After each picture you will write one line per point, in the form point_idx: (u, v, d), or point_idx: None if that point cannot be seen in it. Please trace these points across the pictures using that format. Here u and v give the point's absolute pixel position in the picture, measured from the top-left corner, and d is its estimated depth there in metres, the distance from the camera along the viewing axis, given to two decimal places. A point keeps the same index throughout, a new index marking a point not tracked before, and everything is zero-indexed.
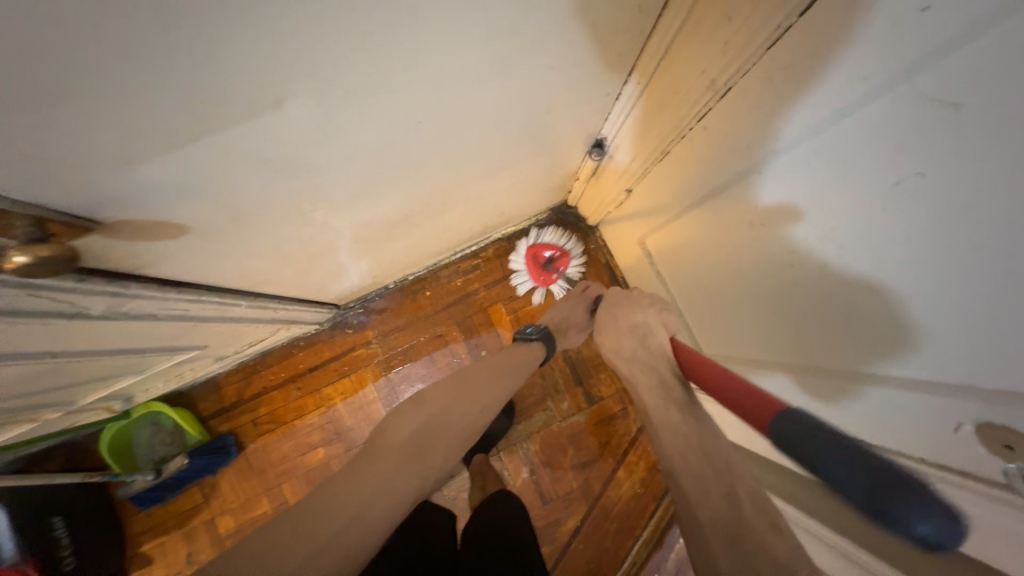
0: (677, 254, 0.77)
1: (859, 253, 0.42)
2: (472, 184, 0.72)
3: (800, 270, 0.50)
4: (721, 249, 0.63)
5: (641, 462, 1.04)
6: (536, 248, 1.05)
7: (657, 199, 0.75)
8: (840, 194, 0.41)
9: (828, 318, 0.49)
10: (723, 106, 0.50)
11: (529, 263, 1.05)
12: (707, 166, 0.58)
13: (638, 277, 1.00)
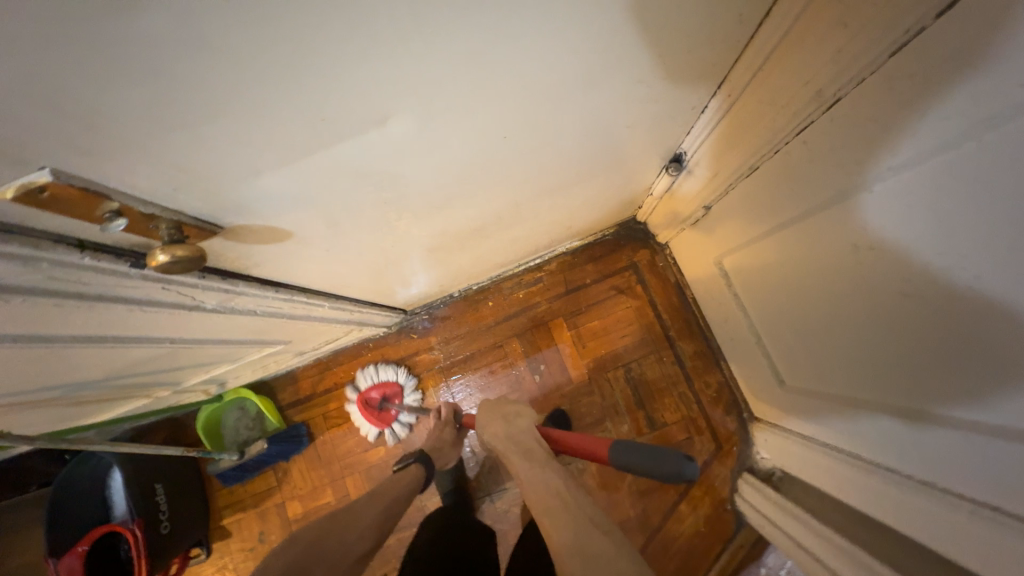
0: (761, 277, 0.71)
1: (1003, 295, 0.36)
2: (543, 198, 0.72)
3: (918, 306, 0.44)
4: (816, 274, 0.57)
5: (708, 498, 0.98)
6: (370, 390, 1.07)
7: (740, 218, 0.70)
8: (974, 225, 0.36)
9: (961, 364, 0.42)
10: (830, 118, 0.46)
11: (388, 412, 1.06)
12: (804, 183, 0.53)
13: (711, 298, 0.94)
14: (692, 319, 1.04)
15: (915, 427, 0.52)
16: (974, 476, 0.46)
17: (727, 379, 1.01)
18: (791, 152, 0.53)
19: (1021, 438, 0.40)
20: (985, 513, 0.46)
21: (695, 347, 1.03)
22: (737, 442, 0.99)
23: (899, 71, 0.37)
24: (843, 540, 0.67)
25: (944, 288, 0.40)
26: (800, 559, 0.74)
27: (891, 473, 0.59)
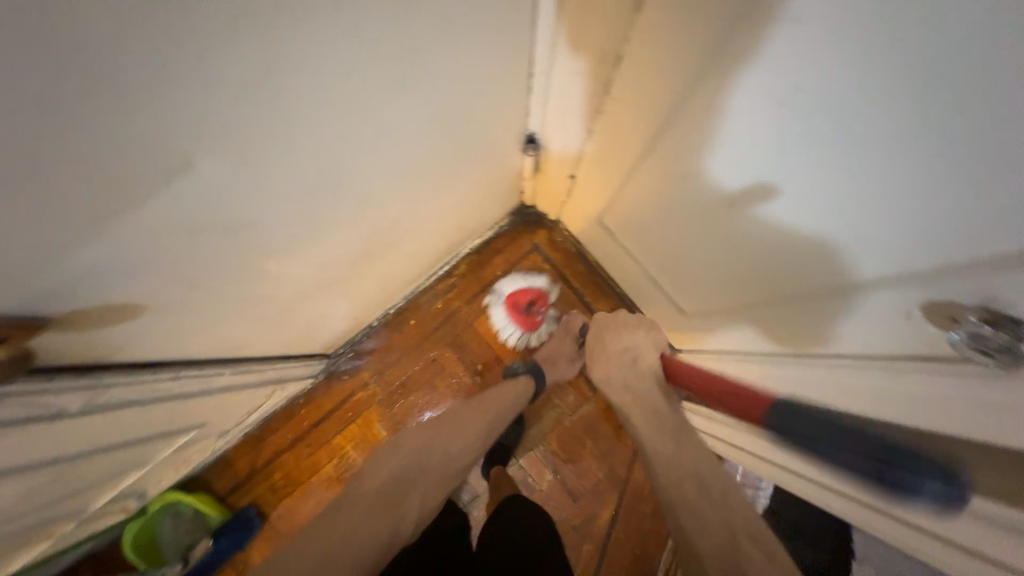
0: (634, 223, 0.79)
1: (794, 180, 0.43)
2: (418, 206, 0.74)
3: (749, 208, 0.51)
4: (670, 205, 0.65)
5: None
6: (517, 291, 1.07)
7: (599, 177, 0.77)
8: (756, 131, 0.43)
9: (788, 247, 0.50)
10: (624, 71, 0.52)
11: (511, 312, 1.08)
12: (630, 133, 0.60)
13: (607, 257, 1.02)
14: (600, 280, 1.11)
15: (779, 314, 0.60)
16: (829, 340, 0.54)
17: (645, 324, 1.09)
18: (611, 109, 0.59)
19: (842, 296, 0.47)
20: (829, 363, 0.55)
21: (610, 304, 1.11)
22: None
23: (652, 21, 0.44)
24: (751, 439, 0.73)
25: (757, 188, 0.48)
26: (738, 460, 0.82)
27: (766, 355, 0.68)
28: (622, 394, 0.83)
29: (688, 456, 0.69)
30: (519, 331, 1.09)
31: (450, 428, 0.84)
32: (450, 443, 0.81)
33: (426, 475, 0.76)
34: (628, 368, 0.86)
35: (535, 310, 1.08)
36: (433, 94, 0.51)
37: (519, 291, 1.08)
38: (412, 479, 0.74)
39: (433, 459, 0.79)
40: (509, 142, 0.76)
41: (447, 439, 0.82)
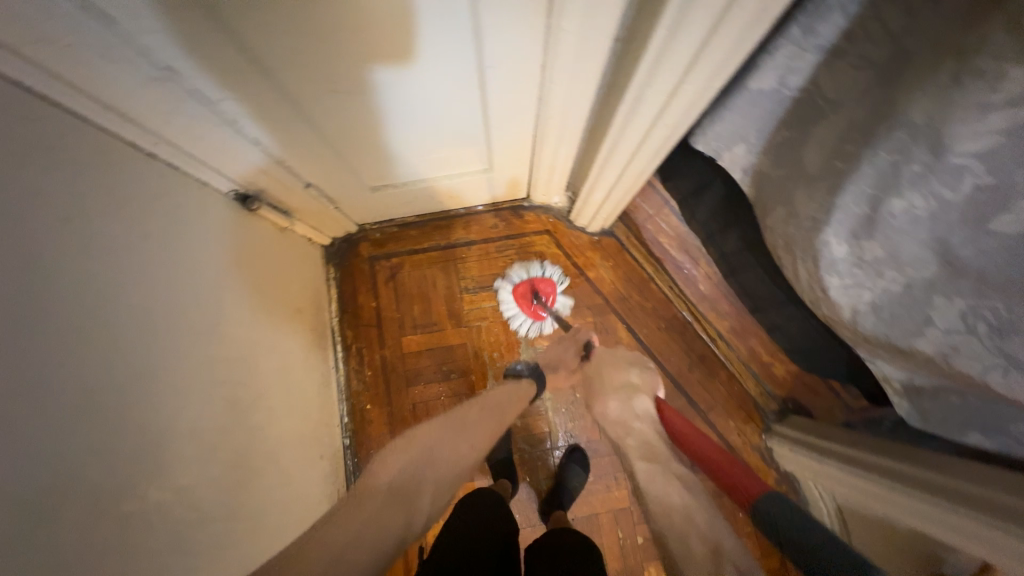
0: (374, 157, 0.82)
1: None
2: (229, 329, 0.70)
3: (375, 40, 0.55)
4: (357, 110, 0.68)
5: (587, 250, 1.15)
6: (524, 282, 1.09)
7: (316, 158, 0.77)
8: None
9: (424, 32, 0.55)
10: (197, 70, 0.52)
11: (517, 300, 1.08)
12: (269, 103, 0.61)
13: (413, 203, 1.04)
14: (435, 222, 1.15)
15: (497, 84, 0.67)
16: (532, 58, 0.61)
17: (494, 210, 1.15)
18: (238, 108, 0.60)
19: (482, 17, 0.54)
20: (547, 74, 0.63)
21: (460, 227, 1.15)
22: (547, 216, 1.16)
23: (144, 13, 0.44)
24: (601, 172, 0.83)
25: (348, 27, 0.52)
26: (623, 196, 0.91)
27: (537, 119, 0.75)
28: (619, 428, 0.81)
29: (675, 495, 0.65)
30: (534, 326, 1.08)
31: (458, 432, 0.68)
32: (456, 439, 0.67)
33: (433, 467, 0.61)
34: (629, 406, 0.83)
35: (545, 304, 1.08)
36: (99, 243, 0.48)
37: (538, 279, 1.09)
38: (415, 479, 0.57)
39: (447, 450, 0.64)
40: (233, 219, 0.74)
41: (460, 432, 0.69)
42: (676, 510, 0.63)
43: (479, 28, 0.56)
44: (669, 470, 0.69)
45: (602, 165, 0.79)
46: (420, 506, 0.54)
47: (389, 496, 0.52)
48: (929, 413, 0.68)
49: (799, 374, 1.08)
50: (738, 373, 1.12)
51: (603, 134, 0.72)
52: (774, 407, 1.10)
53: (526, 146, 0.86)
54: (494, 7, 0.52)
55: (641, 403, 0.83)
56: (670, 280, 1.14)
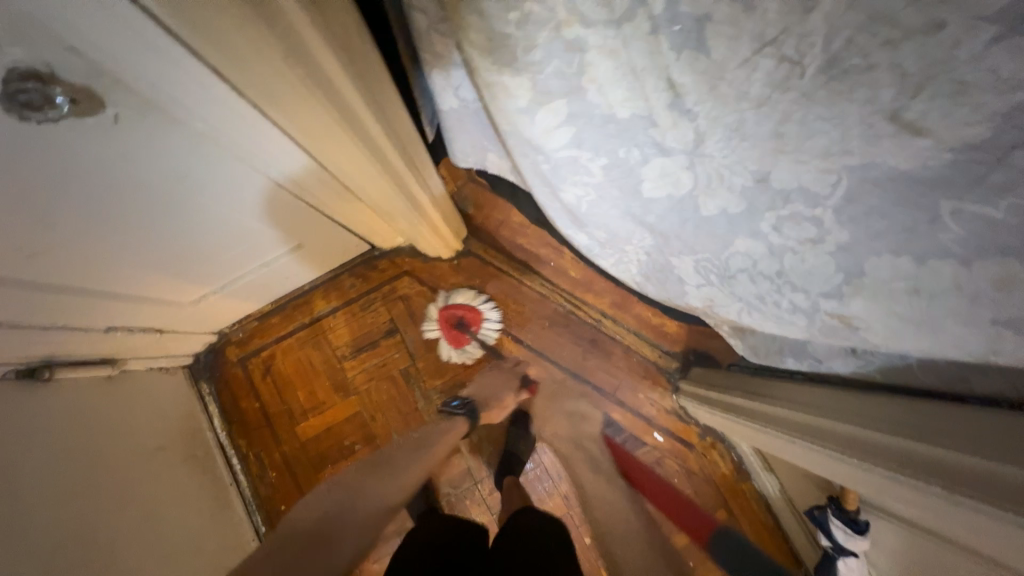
0: (166, 280, 0.79)
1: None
2: (71, 489, 0.68)
3: (55, 197, 0.50)
4: (100, 253, 0.62)
5: (448, 277, 1.13)
6: (449, 307, 1.09)
7: (101, 307, 0.74)
8: None
9: (101, 174, 0.50)
10: None
11: (443, 329, 1.09)
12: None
13: (251, 296, 1.02)
14: (290, 302, 1.12)
15: (227, 191, 0.64)
16: (236, 157, 0.57)
17: (346, 270, 1.13)
18: None
19: (151, 139, 0.49)
20: (265, 167, 0.61)
21: (318, 298, 1.12)
22: (399, 257, 1.13)
23: None
24: (392, 213, 0.81)
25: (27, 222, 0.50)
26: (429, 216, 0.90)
27: (295, 197, 0.73)
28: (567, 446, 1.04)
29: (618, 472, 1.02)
30: (454, 351, 1.09)
31: (397, 463, 0.87)
32: (387, 480, 0.82)
33: (347, 515, 0.73)
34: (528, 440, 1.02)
35: (466, 329, 1.09)
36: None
37: (450, 309, 1.09)
38: (331, 524, 0.70)
39: (376, 491, 0.79)
40: (34, 401, 0.70)
41: (400, 471, 0.85)
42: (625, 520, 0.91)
43: (166, 148, 0.51)
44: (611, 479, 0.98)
45: (385, 210, 0.78)
46: (339, 550, 0.67)
47: (317, 538, 0.67)
48: (756, 349, 0.67)
49: (690, 325, 1.07)
50: (634, 344, 1.10)
51: (361, 194, 0.70)
52: (677, 365, 1.08)
53: (320, 216, 0.85)
54: (151, 126, 0.48)
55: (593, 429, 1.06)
56: (540, 278, 1.12)
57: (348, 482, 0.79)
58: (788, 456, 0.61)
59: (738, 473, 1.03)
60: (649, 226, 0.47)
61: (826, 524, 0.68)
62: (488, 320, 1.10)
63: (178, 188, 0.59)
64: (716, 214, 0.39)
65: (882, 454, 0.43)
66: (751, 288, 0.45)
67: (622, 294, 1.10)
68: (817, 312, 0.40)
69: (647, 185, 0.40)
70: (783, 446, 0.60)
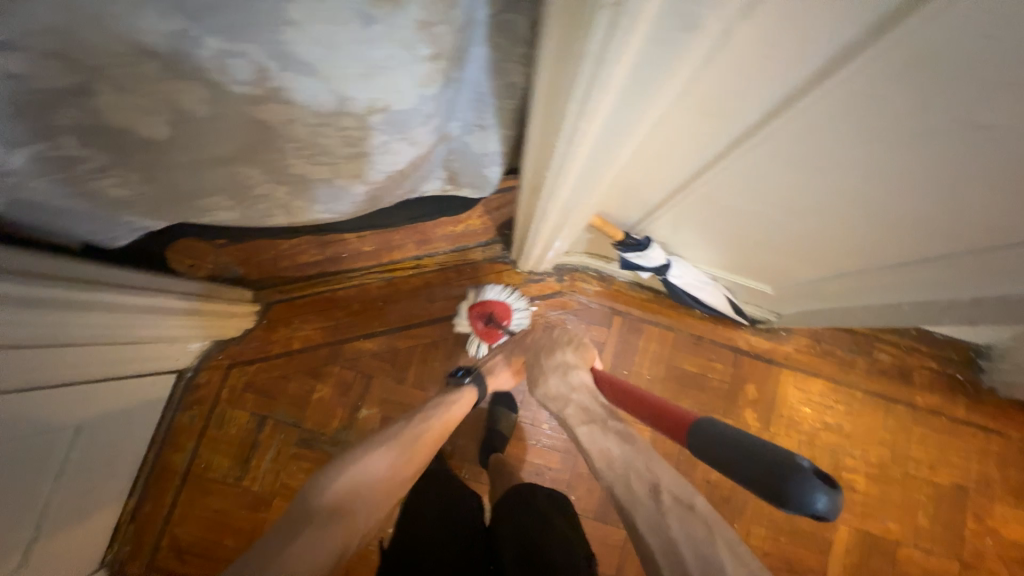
0: None
1: None
2: None
3: None
4: None
5: (271, 337, 1.09)
6: (484, 301, 1.07)
7: None
8: None
9: None
10: None
11: (473, 317, 1.08)
12: None
13: (97, 508, 0.91)
14: (147, 480, 1.01)
15: None
16: None
17: (174, 411, 1.03)
18: None
19: None
20: None
21: (170, 455, 1.02)
22: (213, 360, 1.06)
23: None
24: (112, 318, 0.74)
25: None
26: (160, 298, 0.83)
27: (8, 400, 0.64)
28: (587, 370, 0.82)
29: (623, 453, 0.63)
30: (484, 345, 1.08)
31: (401, 460, 0.75)
32: (387, 450, 0.73)
33: (361, 484, 0.68)
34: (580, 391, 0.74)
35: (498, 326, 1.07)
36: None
37: (492, 298, 1.08)
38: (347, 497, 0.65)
39: (376, 464, 0.71)
40: None
41: (388, 456, 0.73)
42: (618, 475, 0.62)
43: None
44: (604, 426, 0.68)
45: (93, 322, 0.71)
46: (356, 519, 0.65)
47: (306, 520, 0.60)
48: (475, 184, 0.71)
49: (487, 208, 1.10)
50: (458, 259, 1.14)
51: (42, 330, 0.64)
52: (501, 246, 1.15)
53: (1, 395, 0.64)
54: None
55: (578, 374, 0.78)
56: (345, 273, 1.11)
57: (355, 464, 0.70)
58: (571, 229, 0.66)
59: (604, 281, 1.14)
60: (221, 160, 0.47)
61: (628, 262, 0.80)
62: (518, 315, 1.08)
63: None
64: (210, 105, 0.39)
65: (543, 166, 0.47)
66: (336, 142, 0.47)
67: (418, 230, 1.10)
68: (365, 120, 0.44)
69: (141, 127, 0.39)
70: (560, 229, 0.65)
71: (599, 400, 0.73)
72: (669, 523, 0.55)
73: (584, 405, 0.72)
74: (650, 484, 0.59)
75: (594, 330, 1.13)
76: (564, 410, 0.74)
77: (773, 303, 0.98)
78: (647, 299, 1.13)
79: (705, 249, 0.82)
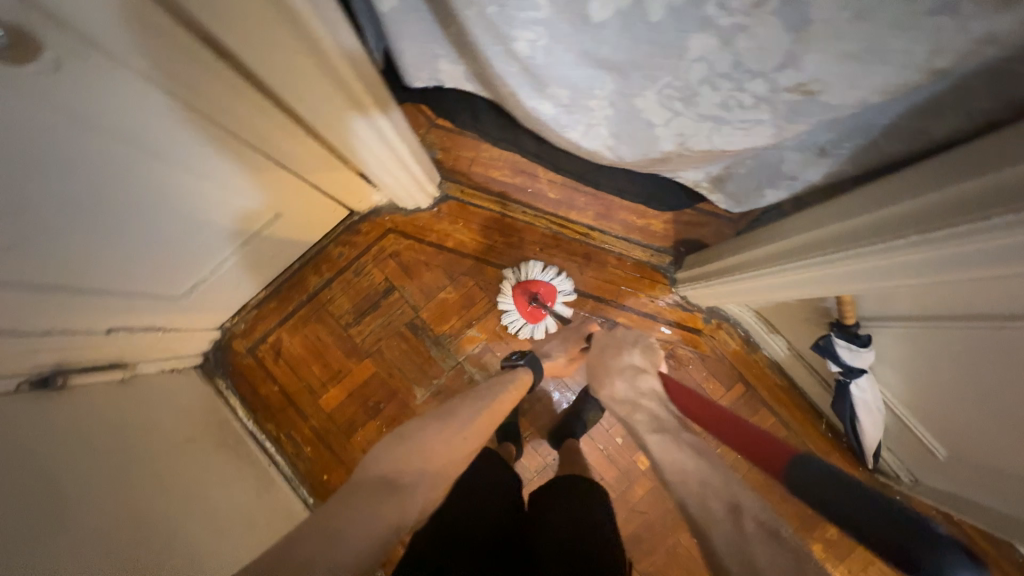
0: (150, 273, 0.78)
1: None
2: (117, 500, 0.69)
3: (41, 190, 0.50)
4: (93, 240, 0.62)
5: (433, 225, 1.14)
6: (524, 283, 1.08)
7: (90, 305, 0.73)
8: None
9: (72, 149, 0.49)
10: None
11: (518, 301, 1.07)
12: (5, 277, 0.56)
13: (246, 281, 1.03)
14: (283, 282, 1.12)
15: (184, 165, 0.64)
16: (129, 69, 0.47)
17: (330, 240, 1.13)
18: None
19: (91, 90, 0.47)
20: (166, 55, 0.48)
21: (309, 273, 1.12)
22: (380, 216, 1.14)
23: None
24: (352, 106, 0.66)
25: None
26: (392, 119, 0.76)
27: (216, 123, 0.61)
28: (627, 406, 0.76)
29: (690, 462, 0.63)
30: (534, 324, 1.08)
31: (458, 417, 0.73)
32: (449, 426, 0.70)
33: (416, 459, 0.64)
34: (631, 376, 0.81)
35: (541, 305, 1.07)
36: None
37: (538, 282, 1.08)
38: (399, 472, 0.61)
39: (439, 439, 0.68)
40: (65, 412, 0.73)
41: (460, 426, 0.72)
42: (698, 493, 0.58)
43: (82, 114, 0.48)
44: (677, 436, 0.67)
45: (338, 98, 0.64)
46: (410, 496, 0.59)
47: (369, 488, 0.57)
48: (737, 196, 0.70)
49: (675, 219, 1.10)
50: (624, 249, 1.12)
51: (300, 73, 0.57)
52: (670, 259, 1.12)
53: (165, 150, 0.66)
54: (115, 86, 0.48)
55: (644, 378, 0.81)
56: (521, 206, 1.14)
57: (411, 436, 0.67)
58: (815, 292, 0.63)
59: (748, 346, 1.09)
60: (606, 62, 0.48)
61: (833, 348, 0.74)
62: (559, 285, 1.09)
63: (118, 148, 0.54)
64: (665, 17, 0.40)
65: (906, 224, 0.45)
66: (714, 99, 0.47)
67: (605, 204, 1.12)
68: (778, 93, 0.42)
69: (595, 5, 0.41)
70: (810, 285, 0.62)
71: (671, 411, 0.73)
72: (756, 548, 0.50)
73: (653, 411, 0.73)
74: (730, 502, 0.56)
75: (710, 384, 1.09)
76: (630, 415, 0.74)
77: (921, 468, 0.89)
78: (780, 386, 1.07)
79: (914, 378, 0.75)
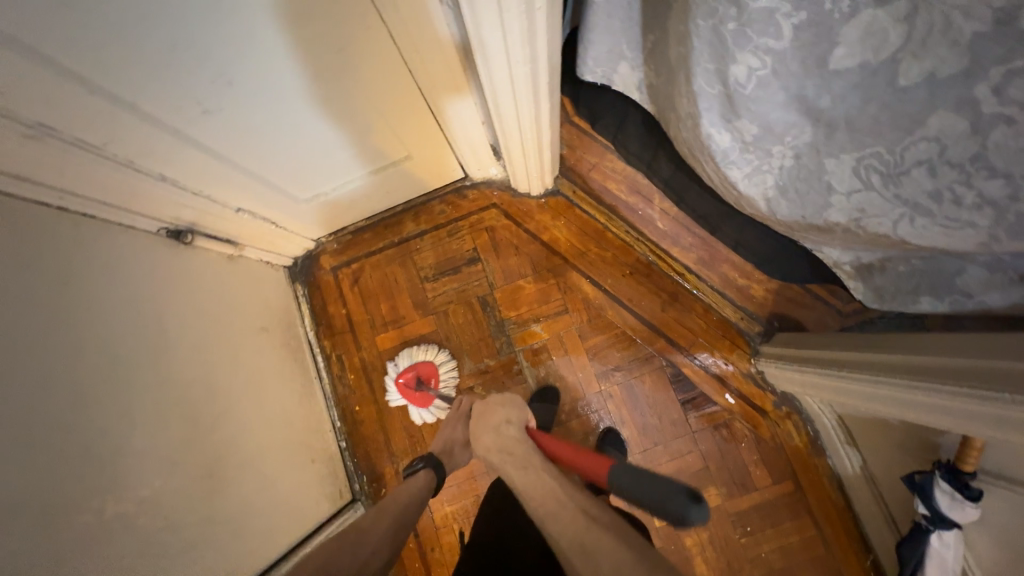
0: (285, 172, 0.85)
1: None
2: (192, 373, 0.74)
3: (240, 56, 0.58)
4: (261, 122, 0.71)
5: (535, 214, 1.15)
6: (410, 367, 1.09)
7: (235, 183, 0.81)
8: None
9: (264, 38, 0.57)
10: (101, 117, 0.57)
11: (404, 392, 1.08)
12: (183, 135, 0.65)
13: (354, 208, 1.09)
14: (383, 219, 1.17)
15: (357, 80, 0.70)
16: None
17: (438, 196, 1.17)
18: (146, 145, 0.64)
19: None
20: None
21: (409, 219, 1.17)
22: (490, 189, 1.16)
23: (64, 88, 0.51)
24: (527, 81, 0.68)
25: (159, 57, 0.54)
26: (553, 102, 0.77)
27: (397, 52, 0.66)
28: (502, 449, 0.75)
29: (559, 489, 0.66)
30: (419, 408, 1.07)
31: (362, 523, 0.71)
32: (363, 537, 0.68)
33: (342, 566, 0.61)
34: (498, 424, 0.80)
35: (427, 386, 1.08)
36: (42, 312, 0.54)
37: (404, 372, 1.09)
38: None
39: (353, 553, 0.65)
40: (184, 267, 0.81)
41: (370, 532, 0.70)
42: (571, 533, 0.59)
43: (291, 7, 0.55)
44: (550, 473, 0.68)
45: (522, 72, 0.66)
46: None
47: None
48: (882, 291, 0.65)
49: (780, 290, 1.03)
50: (715, 303, 1.07)
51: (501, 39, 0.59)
52: (758, 329, 1.05)
53: (321, 83, 0.69)
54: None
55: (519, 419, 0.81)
56: (626, 225, 1.11)
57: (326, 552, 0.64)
58: (941, 422, 0.57)
59: (812, 447, 1.00)
60: (818, 112, 0.45)
61: (930, 488, 0.67)
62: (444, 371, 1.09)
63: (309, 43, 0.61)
64: (916, 84, 0.37)
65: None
66: (926, 184, 0.43)
67: (710, 251, 1.07)
68: (1014, 200, 0.38)
69: (842, 50, 0.39)
70: (941, 411, 0.56)
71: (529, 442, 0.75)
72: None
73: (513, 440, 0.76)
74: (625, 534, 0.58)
75: (758, 470, 1.02)
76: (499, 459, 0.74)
77: None
78: (832, 501, 0.98)
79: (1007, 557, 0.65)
